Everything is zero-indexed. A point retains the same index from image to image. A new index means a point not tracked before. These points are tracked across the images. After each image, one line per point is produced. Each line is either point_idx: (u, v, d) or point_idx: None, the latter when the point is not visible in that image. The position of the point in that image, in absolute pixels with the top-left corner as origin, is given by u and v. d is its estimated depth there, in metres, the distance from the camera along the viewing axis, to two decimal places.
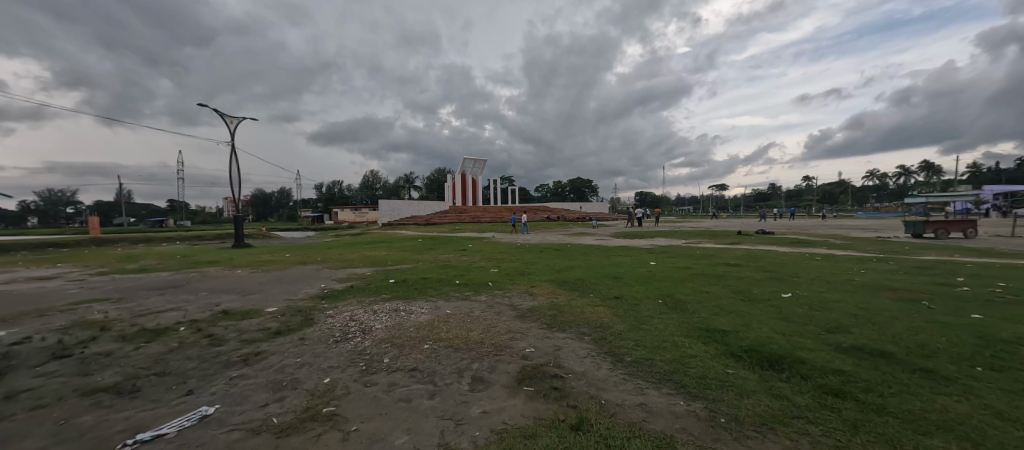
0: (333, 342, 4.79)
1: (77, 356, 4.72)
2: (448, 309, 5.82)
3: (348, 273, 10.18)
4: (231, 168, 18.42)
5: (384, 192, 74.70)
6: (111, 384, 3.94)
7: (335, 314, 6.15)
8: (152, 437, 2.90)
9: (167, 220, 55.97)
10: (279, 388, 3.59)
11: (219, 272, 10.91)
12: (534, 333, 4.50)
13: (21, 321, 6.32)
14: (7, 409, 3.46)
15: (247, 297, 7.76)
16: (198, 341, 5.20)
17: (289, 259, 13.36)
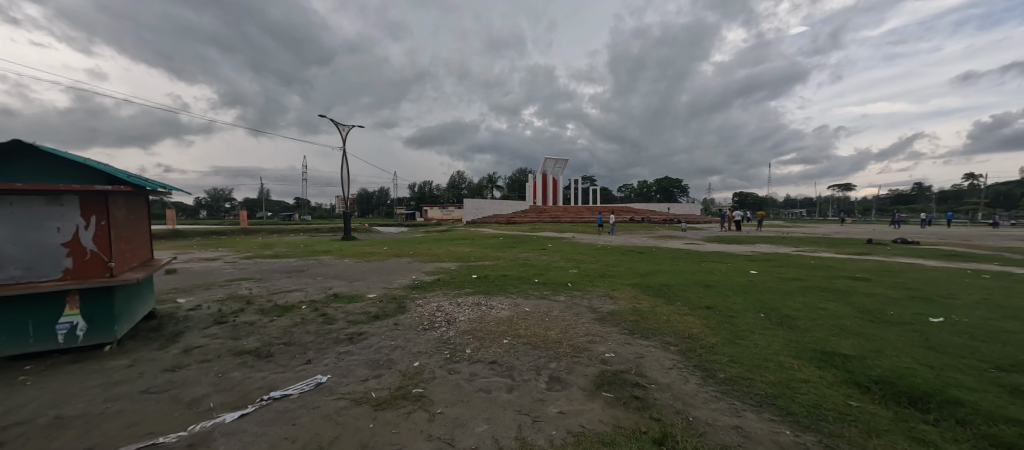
0: (422, 329, 5.11)
1: (229, 323, 5.72)
2: (527, 307, 5.86)
3: (437, 267, 10.86)
4: (341, 170, 20.91)
5: (469, 191, 78.31)
6: (253, 347, 4.70)
7: (424, 304, 6.58)
8: (280, 396, 3.37)
9: (291, 214, 65.37)
10: (377, 367, 3.93)
11: (330, 260, 12.40)
12: (614, 338, 4.33)
13: (192, 292, 7.86)
14: (184, 360, 4.32)
15: (353, 283, 8.70)
16: (314, 318, 5.96)
17: (387, 252, 14.69)
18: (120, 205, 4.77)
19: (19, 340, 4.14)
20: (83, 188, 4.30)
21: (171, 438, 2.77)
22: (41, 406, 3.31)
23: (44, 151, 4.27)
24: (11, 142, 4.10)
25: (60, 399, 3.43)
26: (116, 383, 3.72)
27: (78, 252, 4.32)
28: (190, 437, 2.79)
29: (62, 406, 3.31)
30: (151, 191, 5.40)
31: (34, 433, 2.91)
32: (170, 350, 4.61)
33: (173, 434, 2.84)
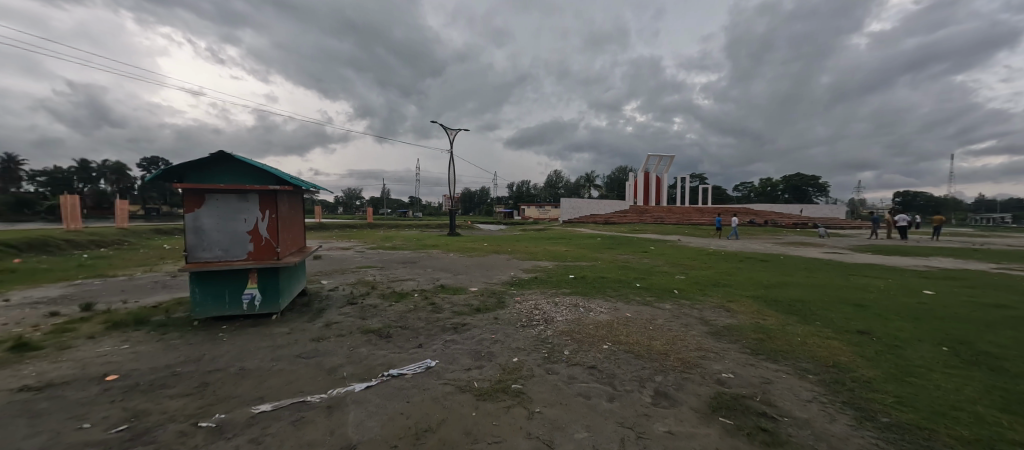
0: (520, 326, 5.21)
1: (357, 304, 6.57)
2: (629, 312, 5.60)
3: (535, 264, 11.03)
4: (449, 171, 22.61)
5: (567, 190, 77.99)
6: (376, 327, 5.32)
7: (522, 301, 6.71)
8: (397, 374, 3.73)
9: (406, 211, 72.68)
10: (478, 358, 4.12)
11: (438, 254, 13.44)
12: (734, 357, 3.88)
13: (330, 275, 9.22)
14: (325, 332, 5.07)
15: (457, 276, 9.31)
16: (425, 306, 6.51)
17: (488, 248, 15.40)
18: (284, 202, 5.77)
19: (219, 306, 5.31)
20: (260, 187, 5.29)
21: (315, 399, 3.26)
22: (231, 358, 4.19)
23: (235, 159, 5.38)
24: (215, 153, 5.25)
25: (242, 355, 4.29)
26: (278, 347, 4.53)
27: (257, 238, 5.33)
28: (328, 399, 3.25)
29: (244, 360, 4.14)
30: (305, 191, 6.43)
31: (227, 379, 3.69)
32: (315, 323, 5.46)
33: (316, 395, 3.34)
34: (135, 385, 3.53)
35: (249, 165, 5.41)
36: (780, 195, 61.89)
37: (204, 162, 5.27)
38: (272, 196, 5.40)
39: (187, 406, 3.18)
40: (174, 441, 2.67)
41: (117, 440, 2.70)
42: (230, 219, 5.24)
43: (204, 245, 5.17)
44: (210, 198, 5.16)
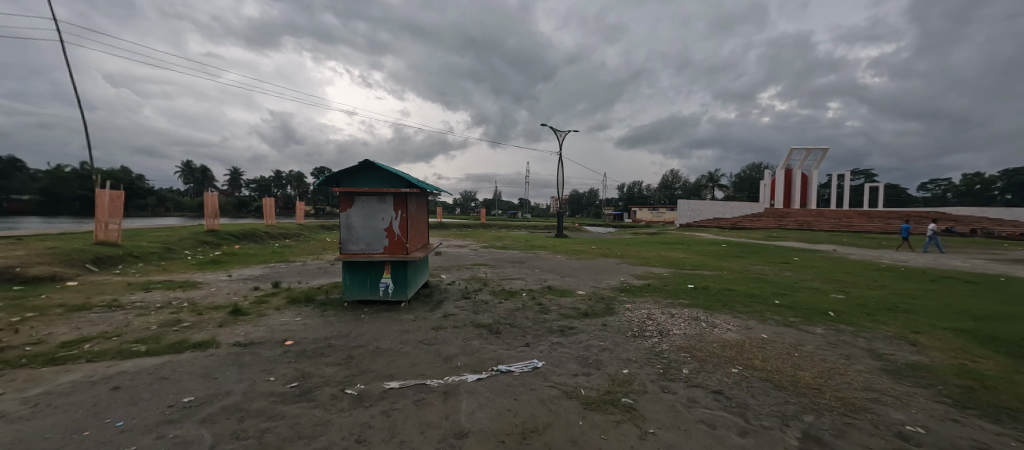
0: (631, 336, 4.91)
1: (471, 299, 6.97)
2: (766, 333, 4.85)
3: (647, 271, 10.36)
4: (559, 173, 22.77)
5: (685, 191, 71.91)
6: (487, 323, 5.56)
7: (633, 309, 6.33)
8: (506, 370, 3.82)
9: (515, 213, 75.45)
10: (586, 364, 3.98)
11: (546, 255, 13.57)
12: (925, 407, 3.03)
13: (447, 270, 9.99)
14: (443, 323, 5.48)
15: (565, 278, 9.24)
16: (533, 306, 6.60)
17: (596, 251, 15.01)
18: (413, 203, 6.41)
19: (362, 290, 6.14)
20: (396, 190, 5.96)
21: (434, 383, 3.52)
22: (368, 337, 4.80)
23: (376, 166, 6.15)
24: (361, 162, 6.07)
25: (377, 335, 4.88)
26: (405, 331, 5.04)
27: (392, 234, 6.02)
28: (445, 385, 3.48)
29: (378, 340, 4.69)
30: (430, 193, 7.05)
31: (365, 354, 4.22)
32: (435, 313, 5.94)
33: (434, 380, 3.61)
34: (301, 351, 4.26)
35: (387, 171, 6.13)
36: (988, 196, 47.54)
37: (353, 170, 6.13)
38: (404, 198, 6.03)
39: (336, 373, 3.72)
40: (325, 402, 3.14)
41: (288, 393, 3.28)
42: (371, 217, 6.00)
43: (352, 240, 6.01)
44: (357, 200, 5.99)
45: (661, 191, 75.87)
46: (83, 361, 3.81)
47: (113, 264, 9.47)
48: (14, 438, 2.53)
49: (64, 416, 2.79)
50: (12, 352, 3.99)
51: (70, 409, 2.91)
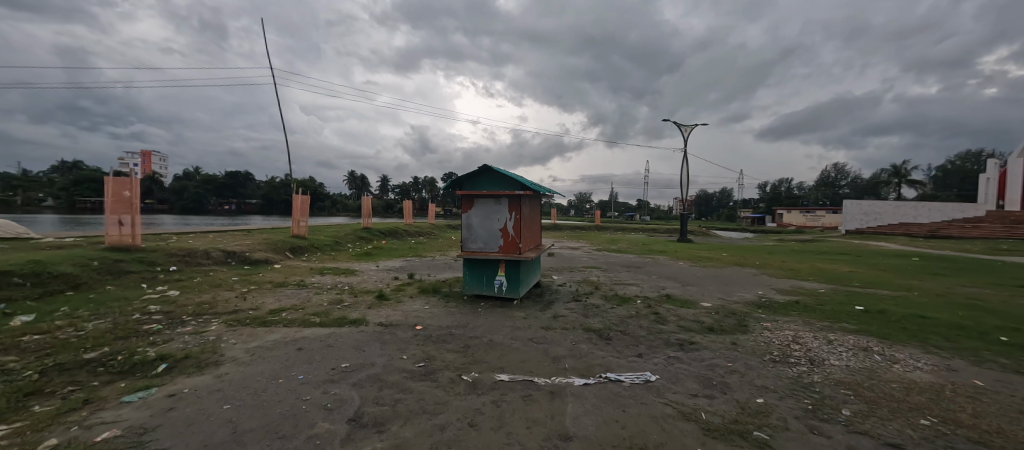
0: (770, 361, 4.34)
1: (582, 302, 6.99)
2: (982, 381, 3.78)
3: (793, 285, 8.89)
4: (683, 172, 21.07)
5: (852, 191, 59.18)
6: (597, 327, 5.54)
7: (773, 329, 5.56)
8: (616, 379, 3.78)
9: (635, 214, 72.04)
10: (709, 385, 3.69)
11: (667, 261, 12.69)
12: None
13: (560, 272, 10.14)
14: (553, 323, 5.63)
15: (687, 288, 8.55)
16: (647, 315, 6.29)
17: (728, 259, 13.45)
18: (526, 204, 6.70)
19: (479, 285, 6.69)
20: (510, 192, 6.33)
21: (541, 381, 3.69)
22: (484, 330, 5.23)
23: (493, 170, 6.62)
24: (480, 166, 6.61)
25: (491, 329, 5.28)
26: (517, 328, 5.34)
27: (506, 234, 6.41)
28: (552, 385, 3.61)
29: (492, 333, 5.08)
30: (543, 195, 7.28)
31: (480, 345, 4.62)
32: (546, 313, 6.14)
33: (542, 378, 3.77)
34: (427, 336, 4.88)
35: (502, 174, 6.55)
36: None
37: (473, 174, 6.71)
38: (517, 200, 6.36)
39: (454, 360, 4.17)
40: (445, 384, 3.56)
41: (417, 371, 3.81)
42: (488, 218, 6.48)
43: (471, 238, 6.59)
44: (476, 202, 6.54)
45: (819, 190, 63.72)
46: (280, 325, 5.01)
47: (300, 252, 12.09)
48: (240, 376, 3.50)
49: (268, 365, 3.75)
50: (240, 314, 5.47)
51: (272, 361, 3.88)
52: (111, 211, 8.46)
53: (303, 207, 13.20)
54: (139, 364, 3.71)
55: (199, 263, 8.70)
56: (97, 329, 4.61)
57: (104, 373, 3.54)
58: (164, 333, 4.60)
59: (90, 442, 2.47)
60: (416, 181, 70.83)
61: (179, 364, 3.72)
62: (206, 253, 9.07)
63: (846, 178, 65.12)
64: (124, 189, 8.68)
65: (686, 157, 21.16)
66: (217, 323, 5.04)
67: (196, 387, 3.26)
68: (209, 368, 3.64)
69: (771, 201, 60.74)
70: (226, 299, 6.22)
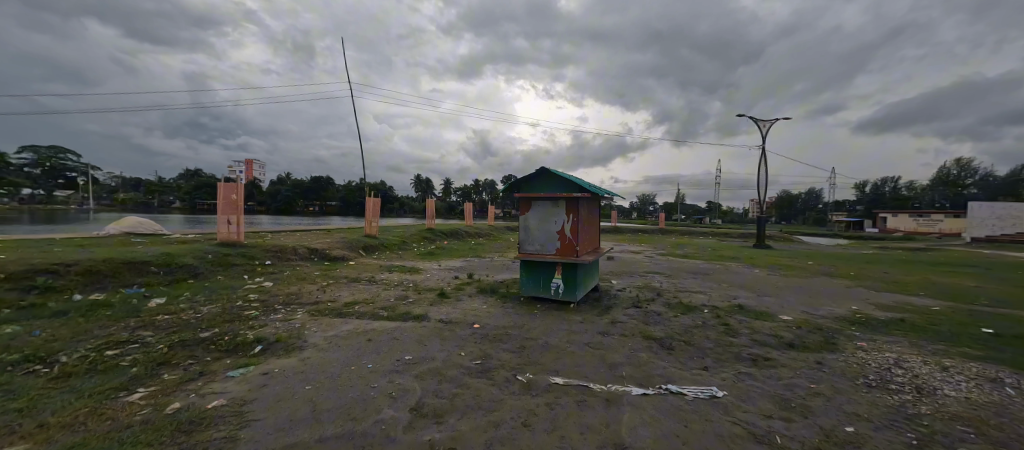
0: (864, 386, 3.88)
1: (643, 308, 6.75)
2: None
3: (896, 300, 7.79)
4: (761, 171, 19.43)
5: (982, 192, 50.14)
6: (659, 336, 5.33)
7: (869, 350, 4.94)
8: (677, 392, 3.62)
9: (706, 217, 67.52)
10: (786, 407, 3.40)
11: (740, 268, 11.76)
12: None
13: (621, 276, 9.87)
14: (611, 329, 5.53)
15: (763, 298, 7.87)
16: (716, 326, 5.92)
17: (814, 268, 12.12)
18: (584, 207, 6.64)
19: (536, 287, 6.76)
20: (568, 195, 6.31)
21: (597, 388, 3.66)
22: (540, 332, 5.29)
23: (551, 173, 6.65)
24: (538, 169, 6.68)
25: (547, 331, 5.33)
26: (573, 332, 5.33)
27: (563, 237, 6.40)
28: (608, 393, 3.57)
29: (548, 336, 5.12)
30: (602, 197, 7.15)
31: (536, 347, 4.69)
32: (604, 318, 6.04)
33: (598, 385, 3.74)
34: (485, 334, 5.05)
35: (560, 176, 6.55)
36: None
37: (532, 177, 6.79)
38: (575, 202, 6.33)
39: (510, 359, 4.28)
40: (501, 383, 3.67)
41: (474, 368, 3.98)
42: (546, 220, 6.53)
43: (529, 240, 6.68)
44: (534, 204, 6.62)
45: (935, 191, 54.88)
46: (354, 317, 5.49)
47: (372, 250, 13.06)
48: (320, 361, 3.91)
49: (343, 353, 4.15)
50: (321, 305, 6.08)
51: (346, 349, 4.29)
52: (222, 212, 9.82)
53: (376, 209, 14.07)
54: (241, 344, 4.30)
55: (289, 258, 9.78)
56: (210, 313, 5.41)
57: (214, 350, 4.16)
58: (260, 319, 5.28)
59: (204, 407, 2.94)
60: (479, 184, 72.95)
61: (272, 347, 4.25)
62: (294, 249, 10.18)
63: (972, 176, 55.34)
64: (232, 193, 10.04)
65: (764, 155, 19.43)
66: (302, 313, 5.66)
67: (285, 368, 3.71)
68: (295, 352, 4.12)
69: (872, 203, 53.50)
70: (309, 292, 6.95)
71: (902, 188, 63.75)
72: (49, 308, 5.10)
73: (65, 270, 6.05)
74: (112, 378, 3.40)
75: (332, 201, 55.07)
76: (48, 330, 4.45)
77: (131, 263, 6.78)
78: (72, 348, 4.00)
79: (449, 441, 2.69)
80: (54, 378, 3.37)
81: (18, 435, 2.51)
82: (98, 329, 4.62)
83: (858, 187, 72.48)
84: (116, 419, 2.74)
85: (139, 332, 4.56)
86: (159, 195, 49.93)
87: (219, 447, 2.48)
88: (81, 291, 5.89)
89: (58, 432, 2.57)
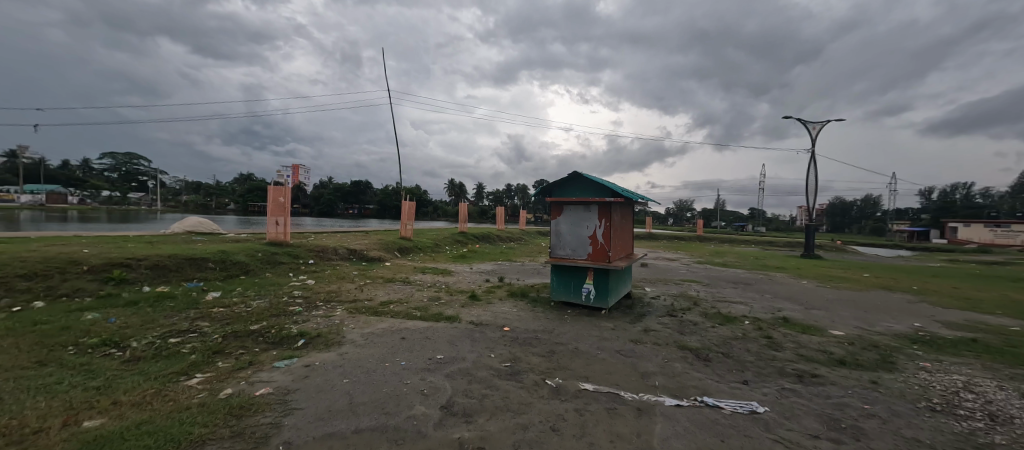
0: (927, 410, 3.58)
1: (678, 317, 6.55)
2: None
3: (966, 318, 7.12)
4: (811, 176, 18.53)
5: None
6: (694, 346, 5.18)
7: (934, 371, 4.55)
8: (713, 405, 3.51)
9: (749, 225, 64.77)
10: (835, 427, 3.19)
11: (786, 279, 11.15)
12: None
13: (654, 284, 9.62)
14: (643, 337, 5.42)
15: (810, 311, 7.41)
16: (757, 338, 5.65)
17: (869, 281, 11.28)
18: (617, 211, 6.56)
19: (566, 292, 6.74)
20: (600, 199, 6.27)
21: (628, 396, 3.60)
22: (570, 337, 5.27)
23: (584, 177, 6.60)
24: (571, 173, 6.66)
25: (577, 336, 5.30)
26: (603, 339, 5.26)
27: (595, 242, 6.35)
28: (639, 402, 3.50)
29: (578, 341, 5.10)
30: (636, 202, 7.02)
31: (565, 352, 4.68)
32: (636, 326, 5.92)
33: (629, 393, 3.68)
34: (514, 338, 5.09)
35: (593, 181, 6.50)
36: None
37: (564, 181, 6.78)
38: (608, 207, 6.27)
39: (539, 363, 4.30)
40: (529, 386, 3.70)
41: (503, 370, 4.03)
42: (577, 225, 6.50)
43: (559, 245, 6.66)
44: (565, 209, 6.60)
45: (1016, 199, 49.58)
46: (389, 316, 5.71)
47: (406, 252, 13.45)
48: (356, 356, 4.10)
49: (378, 349, 4.32)
50: (358, 303, 6.36)
51: (381, 346, 4.46)
52: (271, 213, 10.45)
53: (411, 212, 14.44)
54: (285, 338, 4.58)
55: (330, 258, 10.27)
56: (259, 307, 5.80)
57: (262, 342, 4.45)
58: (303, 314, 5.59)
59: (253, 394, 3.16)
60: (513, 189, 73.49)
61: (312, 341, 4.49)
62: (335, 249, 10.67)
63: None
64: (280, 195, 10.65)
65: (814, 160, 18.27)
66: (341, 310, 5.94)
67: (325, 361, 3.92)
68: (334, 347, 4.34)
69: (939, 212, 49.04)
70: (347, 290, 7.27)
71: (976, 195, 57.99)
72: (122, 298, 5.67)
73: (136, 264, 6.67)
74: (174, 363, 3.73)
75: (371, 205, 57.12)
76: (121, 318, 4.92)
77: (191, 259, 7.36)
78: (142, 335, 4.41)
79: (478, 440, 2.74)
80: (125, 360, 3.73)
81: (96, 410, 2.81)
82: (163, 318, 5.06)
83: (923, 194, 66.65)
84: (176, 400, 3.00)
85: (197, 322, 4.95)
86: (216, 198, 53.80)
87: (265, 432, 2.65)
88: (149, 283, 6.49)
89: (128, 409, 2.85)
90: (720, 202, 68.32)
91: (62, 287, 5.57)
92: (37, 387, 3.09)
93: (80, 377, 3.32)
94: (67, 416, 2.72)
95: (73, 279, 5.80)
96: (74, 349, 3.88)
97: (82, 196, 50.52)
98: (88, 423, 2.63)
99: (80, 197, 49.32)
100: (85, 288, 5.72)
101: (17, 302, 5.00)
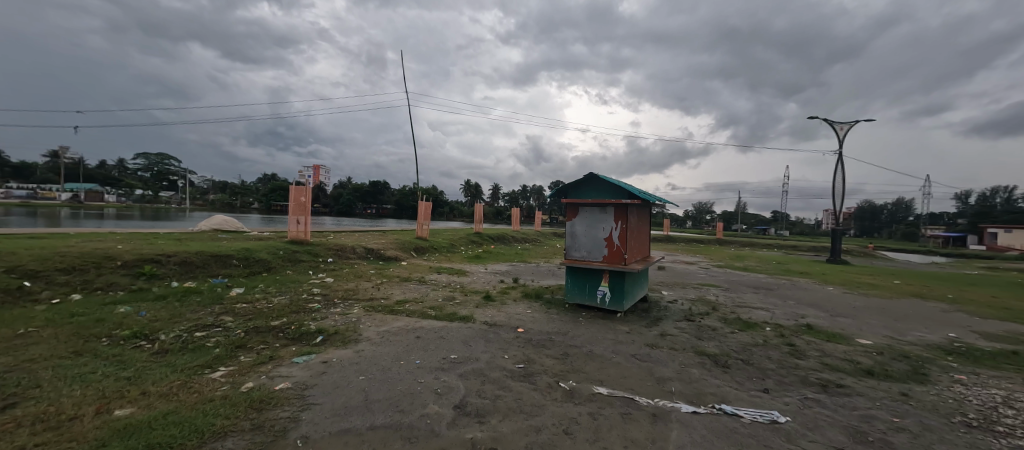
0: (962, 425, 3.41)
1: (695, 322, 6.42)
2: None
3: (1006, 329, 6.74)
4: (840, 178, 17.84)
5: None
6: (712, 352, 5.06)
7: (971, 384, 4.33)
8: (731, 413, 3.42)
9: (770, 228, 63.27)
10: (861, 441, 3.08)
11: (810, 285, 10.78)
12: None
13: (671, 288, 9.45)
14: (659, 341, 5.34)
15: (836, 319, 7.15)
16: (779, 345, 5.48)
17: (901, 288, 10.80)
18: (633, 213, 6.46)
19: (581, 294, 6.71)
20: (616, 201, 6.20)
21: (642, 401, 3.55)
22: (584, 339, 5.24)
23: (599, 178, 6.54)
24: (587, 175, 6.60)
25: (592, 339, 5.25)
26: (619, 342, 5.21)
27: (611, 244, 6.29)
28: (655, 407, 3.45)
29: (593, 344, 5.05)
30: (653, 204, 6.90)
31: (580, 355, 4.65)
32: (652, 330, 5.83)
33: (644, 399, 3.62)
34: (528, 339, 5.10)
35: (609, 182, 6.42)
36: None
37: (580, 182, 6.72)
38: (624, 209, 6.19)
39: (553, 365, 4.28)
40: (543, 388, 3.69)
41: (517, 371, 4.03)
42: (593, 226, 6.45)
43: (575, 247, 6.62)
44: (581, 210, 6.56)
45: None
46: (405, 315, 5.80)
47: (422, 252, 13.57)
48: (373, 354, 4.16)
49: (394, 348, 4.38)
50: (375, 302, 6.44)
51: (396, 345, 4.51)
52: (292, 212, 10.72)
53: (428, 212, 14.57)
54: (305, 334, 4.68)
55: (348, 257, 10.45)
56: (279, 303, 5.94)
57: (283, 338, 4.56)
58: (322, 311, 5.72)
59: (272, 388, 3.25)
60: (529, 191, 73.40)
61: (330, 338, 4.58)
62: (353, 248, 10.84)
63: None
64: (301, 195, 10.86)
65: (841, 161, 17.59)
66: (357, 308, 6.03)
67: (342, 358, 4.00)
68: (351, 345, 4.41)
69: (977, 217, 46.70)
70: (364, 288, 7.40)
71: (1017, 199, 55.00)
72: (152, 292, 5.92)
73: (166, 260, 6.95)
74: (199, 357, 3.86)
75: (389, 205, 58.00)
76: (151, 311, 5.14)
77: (216, 256, 7.62)
78: (169, 328, 4.59)
79: (491, 441, 2.75)
80: (154, 353, 3.88)
81: (127, 400, 2.94)
82: (189, 312, 5.26)
83: (959, 198, 63.49)
84: (201, 392, 3.11)
85: (221, 317, 5.12)
86: (242, 198, 55.43)
87: (283, 426, 2.72)
88: (178, 278, 6.74)
89: (156, 399, 2.98)
90: (740, 206, 67.20)
91: (98, 281, 5.84)
92: (74, 376, 3.25)
93: (112, 367, 3.47)
94: (100, 404, 2.85)
95: (107, 273, 6.09)
96: (107, 340, 4.06)
97: (118, 196, 52.53)
98: (119, 411, 2.75)
99: (116, 195, 51.75)
100: (118, 282, 5.99)
101: (56, 295, 5.30)
